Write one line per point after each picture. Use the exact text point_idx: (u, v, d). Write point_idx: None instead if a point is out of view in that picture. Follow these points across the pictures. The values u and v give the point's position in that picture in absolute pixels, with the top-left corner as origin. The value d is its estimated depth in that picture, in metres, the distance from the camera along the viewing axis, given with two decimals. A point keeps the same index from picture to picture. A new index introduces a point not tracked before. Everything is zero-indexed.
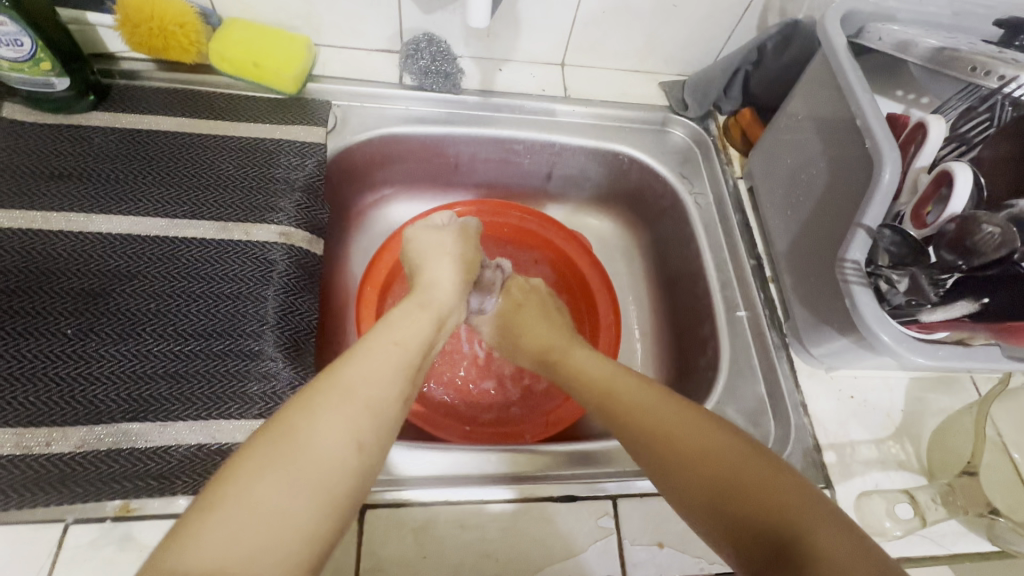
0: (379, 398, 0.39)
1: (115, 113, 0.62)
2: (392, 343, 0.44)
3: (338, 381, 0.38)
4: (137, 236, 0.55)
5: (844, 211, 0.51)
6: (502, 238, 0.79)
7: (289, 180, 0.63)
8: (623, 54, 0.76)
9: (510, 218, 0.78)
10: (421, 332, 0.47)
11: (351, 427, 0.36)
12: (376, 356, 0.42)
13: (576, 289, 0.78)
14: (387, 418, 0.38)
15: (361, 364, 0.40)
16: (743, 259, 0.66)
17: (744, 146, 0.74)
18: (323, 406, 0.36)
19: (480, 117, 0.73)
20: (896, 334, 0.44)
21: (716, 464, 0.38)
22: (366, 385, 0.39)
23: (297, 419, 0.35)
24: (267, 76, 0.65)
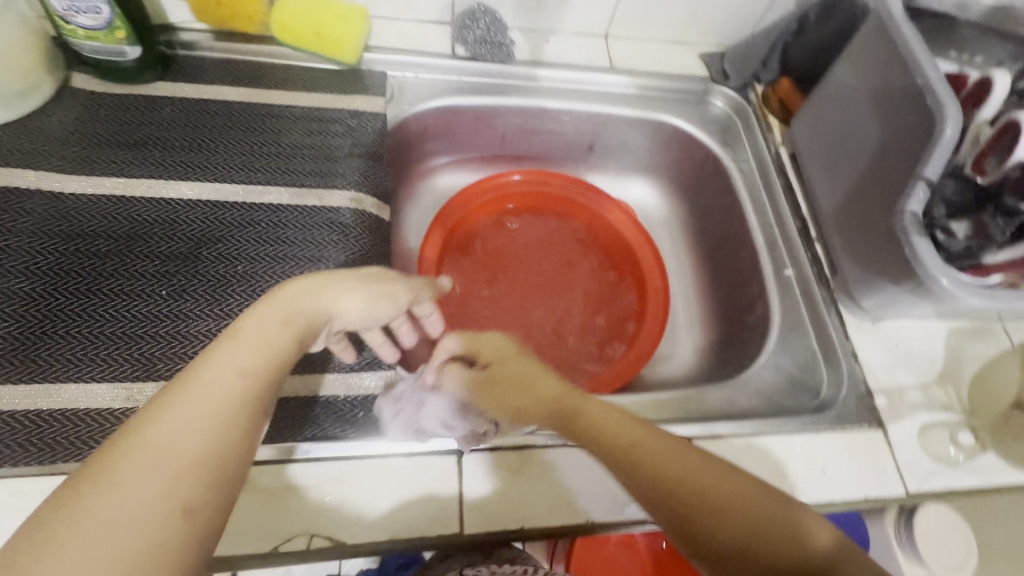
0: (202, 449, 0.32)
1: (181, 84, 0.63)
2: (236, 373, 0.35)
3: (149, 440, 0.31)
4: (217, 202, 0.57)
5: (898, 167, 0.55)
6: (547, 207, 0.82)
7: (356, 148, 0.64)
8: (665, 25, 0.78)
9: (555, 186, 0.80)
10: (274, 350, 0.38)
11: (159, 497, 0.29)
12: (201, 396, 0.33)
13: (621, 255, 0.81)
14: (223, 471, 0.32)
15: (179, 411, 0.32)
16: (789, 220, 0.69)
17: (784, 114, 0.77)
18: (122, 474, 0.29)
19: (529, 88, 0.74)
20: (955, 277, 0.47)
21: (731, 506, 0.37)
22: (185, 440, 0.31)
23: (88, 498, 0.28)
24: (327, 47, 0.66)
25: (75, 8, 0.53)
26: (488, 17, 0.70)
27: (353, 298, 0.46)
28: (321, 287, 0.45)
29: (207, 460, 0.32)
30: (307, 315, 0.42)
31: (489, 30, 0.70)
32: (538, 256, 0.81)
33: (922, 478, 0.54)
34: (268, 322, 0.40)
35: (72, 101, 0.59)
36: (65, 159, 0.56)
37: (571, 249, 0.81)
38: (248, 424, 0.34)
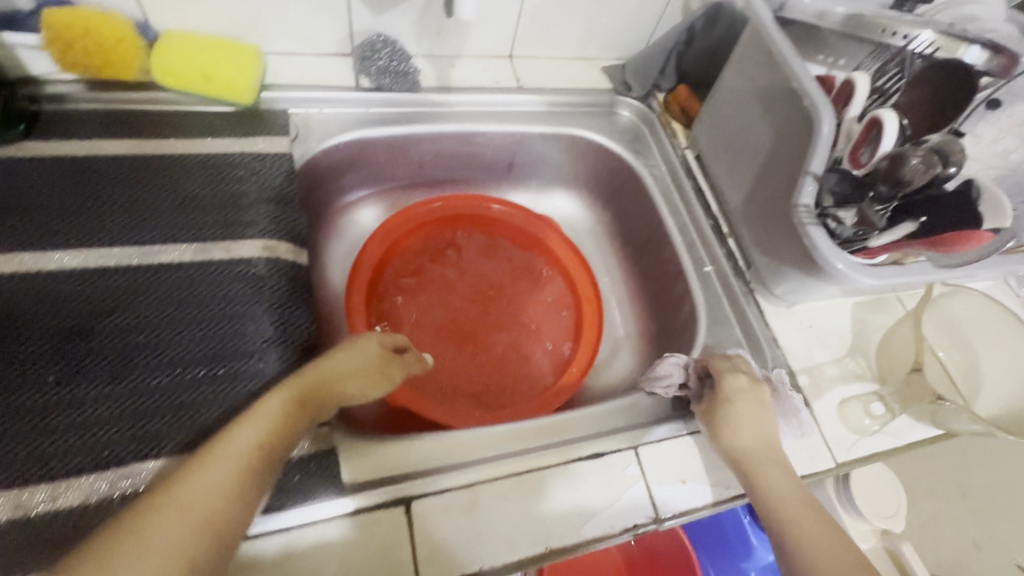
0: (218, 510, 0.36)
1: (51, 141, 0.57)
2: (254, 447, 0.40)
3: (178, 500, 0.35)
4: (105, 268, 0.51)
5: (788, 164, 0.59)
6: (477, 228, 0.81)
7: (260, 193, 0.60)
8: (566, 43, 0.80)
9: (483, 209, 0.80)
10: (286, 427, 0.43)
11: (184, 551, 0.32)
12: (224, 467, 0.38)
13: (553, 269, 0.81)
14: (233, 538, 0.36)
15: (204, 476, 0.36)
16: (702, 220, 0.73)
17: (685, 118, 0.81)
18: (154, 529, 0.32)
19: (439, 114, 0.74)
20: (848, 262, 0.51)
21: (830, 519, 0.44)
22: (202, 502, 0.35)
23: (120, 547, 0.31)
24: (217, 89, 0.62)
25: None
26: (385, 44, 0.70)
27: (360, 382, 0.50)
28: (331, 372, 0.48)
29: (221, 520, 0.35)
30: (316, 395, 0.46)
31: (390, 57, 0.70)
32: (472, 279, 0.80)
33: (848, 447, 0.59)
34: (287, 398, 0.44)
35: None
36: None
37: (504, 268, 0.81)
38: (258, 495, 0.39)
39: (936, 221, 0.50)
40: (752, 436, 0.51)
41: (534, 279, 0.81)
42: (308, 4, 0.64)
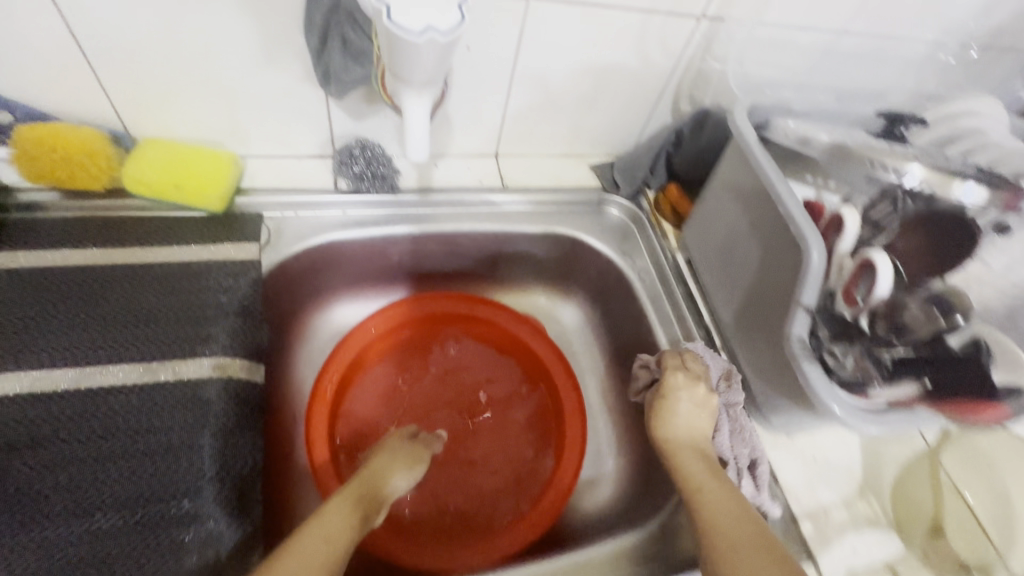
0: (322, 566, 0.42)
1: (10, 252, 0.56)
2: (325, 538, 0.45)
3: None
4: (40, 395, 0.49)
5: (778, 289, 0.54)
6: (465, 328, 0.78)
7: (221, 304, 0.58)
8: (553, 142, 0.79)
9: (473, 311, 0.76)
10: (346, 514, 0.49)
11: None
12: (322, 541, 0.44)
13: (538, 375, 0.76)
14: None
15: (303, 545, 0.43)
16: (693, 331, 0.68)
17: (676, 219, 0.78)
18: None
19: (419, 215, 0.72)
20: (844, 404, 0.46)
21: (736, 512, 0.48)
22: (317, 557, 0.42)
23: None
24: (188, 196, 0.61)
25: None
26: (368, 145, 0.68)
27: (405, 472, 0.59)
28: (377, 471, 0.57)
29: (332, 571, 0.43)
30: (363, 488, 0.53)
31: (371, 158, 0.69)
32: (453, 382, 0.76)
33: None
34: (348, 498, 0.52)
35: None
36: None
37: (488, 372, 0.77)
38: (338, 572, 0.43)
39: (942, 379, 0.45)
40: (686, 429, 0.56)
41: (519, 383, 0.77)
42: (287, 112, 0.64)
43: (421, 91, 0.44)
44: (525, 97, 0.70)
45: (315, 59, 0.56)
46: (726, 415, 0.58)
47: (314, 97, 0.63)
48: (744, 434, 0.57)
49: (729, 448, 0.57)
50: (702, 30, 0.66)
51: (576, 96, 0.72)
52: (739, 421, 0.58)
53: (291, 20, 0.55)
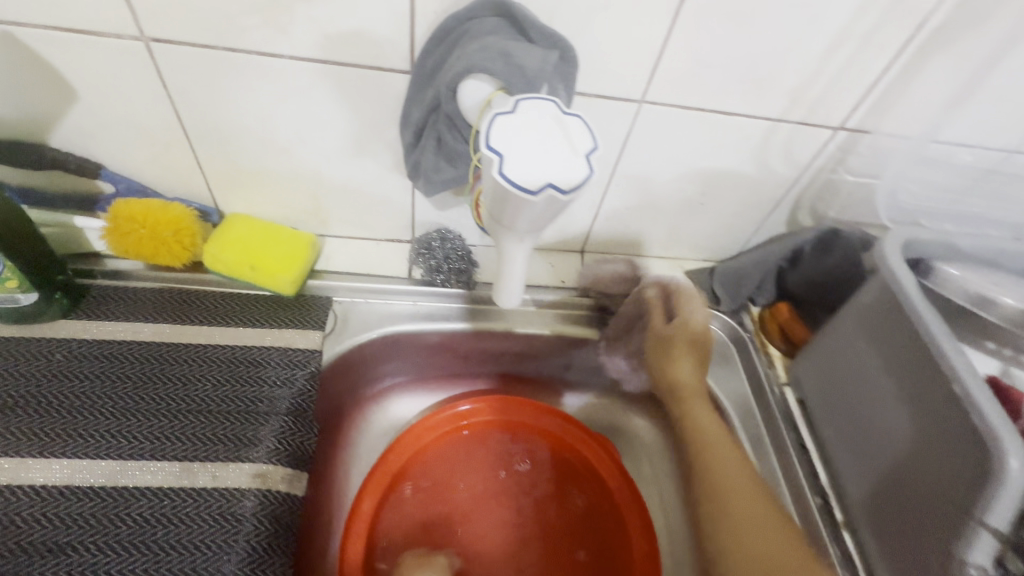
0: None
1: (86, 321, 0.55)
2: None
3: None
4: (79, 489, 0.46)
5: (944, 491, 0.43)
6: (526, 438, 0.70)
7: (274, 399, 0.54)
8: (647, 244, 0.71)
9: (536, 420, 0.69)
10: None
11: None
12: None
13: (603, 505, 0.67)
14: None
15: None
16: (807, 496, 0.56)
17: (786, 345, 0.66)
18: None
19: (494, 313, 0.66)
20: None
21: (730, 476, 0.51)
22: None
23: None
24: (263, 277, 0.59)
25: None
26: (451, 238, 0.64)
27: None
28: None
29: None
30: None
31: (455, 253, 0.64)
32: (507, 500, 0.68)
33: None
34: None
35: None
36: None
37: (546, 493, 0.68)
38: None
39: None
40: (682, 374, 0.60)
41: (580, 513, 0.67)
42: (372, 197, 0.62)
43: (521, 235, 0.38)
44: (622, 197, 0.64)
45: (407, 154, 0.53)
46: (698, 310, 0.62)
47: (401, 186, 0.60)
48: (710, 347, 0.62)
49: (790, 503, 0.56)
50: (838, 141, 0.58)
51: (680, 200, 0.65)
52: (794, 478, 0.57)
53: (388, 114, 0.53)
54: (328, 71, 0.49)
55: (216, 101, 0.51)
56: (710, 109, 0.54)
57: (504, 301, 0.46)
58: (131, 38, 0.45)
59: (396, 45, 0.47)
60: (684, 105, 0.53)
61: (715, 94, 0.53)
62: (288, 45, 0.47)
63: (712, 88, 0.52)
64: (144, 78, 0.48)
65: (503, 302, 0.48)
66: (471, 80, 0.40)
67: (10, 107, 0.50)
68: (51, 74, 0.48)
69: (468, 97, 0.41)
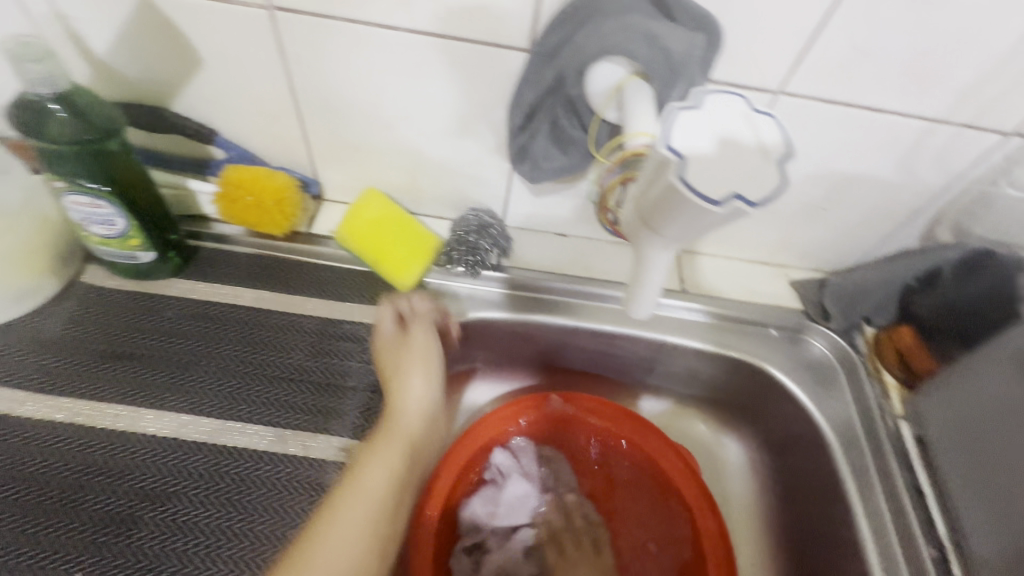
0: (382, 504, 0.46)
1: (194, 282, 0.58)
2: (428, 390, 0.54)
3: (356, 485, 0.45)
4: (183, 443, 0.49)
5: None
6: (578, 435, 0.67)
7: (361, 376, 0.55)
8: (753, 245, 0.65)
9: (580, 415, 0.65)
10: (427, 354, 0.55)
11: (383, 475, 0.47)
12: (401, 439, 0.50)
13: (669, 504, 0.64)
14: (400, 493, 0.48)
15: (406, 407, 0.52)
16: (920, 546, 0.50)
17: (906, 373, 0.59)
18: (360, 475, 0.46)
19: (579, 307, 0.64)
20: None
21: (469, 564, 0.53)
22: (370, 505, 0.45)
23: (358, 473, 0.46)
24: (416, 236, 0.60)
25: (90, 219, 0.49)
26: (472, 218, 0.62)
27: (419, 367, 0.54)
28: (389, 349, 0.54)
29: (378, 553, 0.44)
30: (412, 433, 0.51)
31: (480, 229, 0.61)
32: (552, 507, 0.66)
33: None
34: (393, 453, 0.49)
35: (74, 297, 0.55)
36: (37, 375, 0.50)
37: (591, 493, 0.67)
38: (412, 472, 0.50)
39: None
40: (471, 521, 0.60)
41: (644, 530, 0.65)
42: (468, 178, 0.60)
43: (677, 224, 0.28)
44: None
45: (514, 137, 0.50)
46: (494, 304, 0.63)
47: (500, 168, 0.58)
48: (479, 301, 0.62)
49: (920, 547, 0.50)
50: (1007, 148, 0.50)
51: (800, 203, 0.59)
52: (914, 525, 0.51)
53: (497, 92, 0.50)
54: (442, 47, 0.47)
55: (331, 72, 0.50)
56: (858, 107, 0.48)
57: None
58: (256, 5, 0.45)
59: (516, 20, 0.44)
60: (826, 99, 0.47)
61: (866, 88, 0.46)
62: (406, 18, 0.45)
63: (866, 81, 0.46)
64: (264, 48, 0.49)
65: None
66: (604, 63, 0.38)
67: (139, 72, 0.52)
68: (180, 42, 0.49)
69: (598, 81, 0.38)
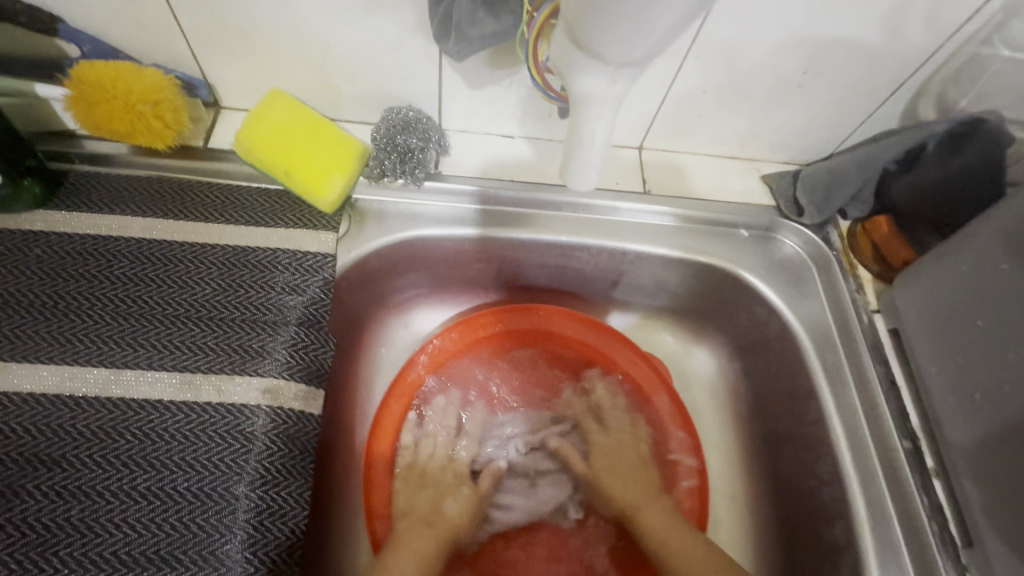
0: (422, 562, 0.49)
1: (67, 212, 0.48)
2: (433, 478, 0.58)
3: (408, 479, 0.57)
4: (70, 399, 0.41)
5: None
6: (542, 349, 0.63)
7: (283, 309, 0.47)
8: (720, 138, 0.59)
9: (546, 325, 0.61)
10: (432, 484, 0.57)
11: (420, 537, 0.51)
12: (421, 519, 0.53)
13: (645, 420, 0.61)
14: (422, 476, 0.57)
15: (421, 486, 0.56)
16: (894, 438, 0.48)
17: (881, 267, 0.55)
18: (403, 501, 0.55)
19: (533, 218, 0.57)
20: None
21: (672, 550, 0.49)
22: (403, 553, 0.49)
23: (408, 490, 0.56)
24: (336, 143, 0.50)
25: None
26: (394, 115, 0.52)
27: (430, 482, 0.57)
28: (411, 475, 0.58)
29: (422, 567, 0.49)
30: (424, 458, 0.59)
31: (405, 129, 0.52)
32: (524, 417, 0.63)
33: None
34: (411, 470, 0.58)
35: None
36: None
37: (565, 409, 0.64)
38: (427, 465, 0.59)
39: None
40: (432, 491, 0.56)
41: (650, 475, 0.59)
42: (388, 69, 0.50)
43: (616, 77, 0.31)
44: (698, 75, 0.51)
45: (434, 2, 0.40)
46: (435, 221, 0.55)
47: (426, 53, 0.48)
48: (417, 219, 0.55)
49: (894, 440, 0.48)
50: None
51: (774, 80, 0.52)
52: (888, 419, 0.49)
53: None
54: None
55: None
56: None
57: (579, 179, 0.38)
58: None
59: None
60: None
61: None
62: None
63: None
64: None
65: (572, 183, 0.40)
66: None
67: None
68: None
69: None
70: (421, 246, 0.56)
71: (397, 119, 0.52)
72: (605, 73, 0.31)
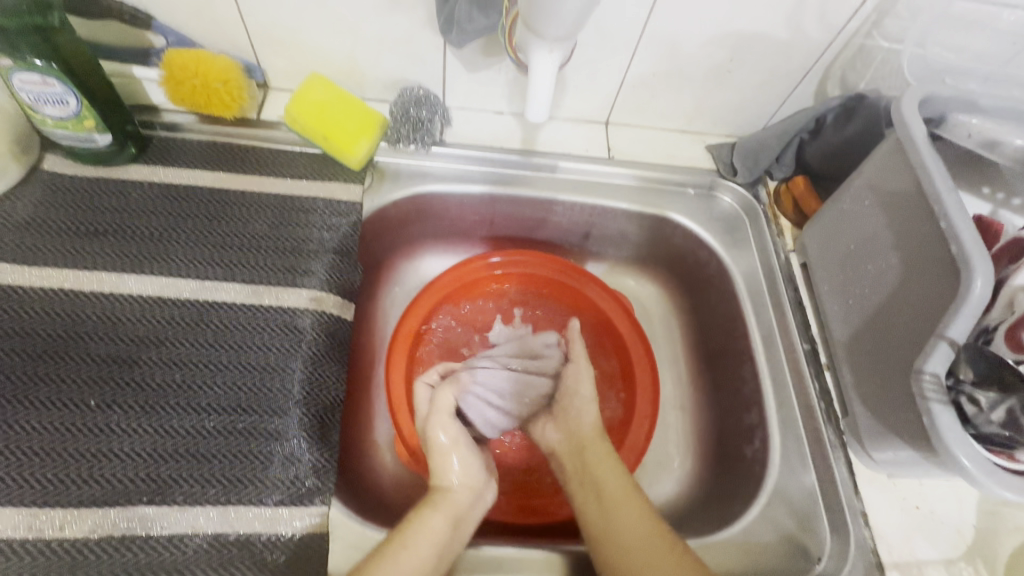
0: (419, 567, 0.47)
1: (155, 167, 0.62)
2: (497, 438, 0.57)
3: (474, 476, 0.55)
4: (168, 299, 0.55)
5: (914, 331, 0.47)
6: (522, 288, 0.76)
7: (321, 240, 0.61)
8: (671, 114, 0.72)
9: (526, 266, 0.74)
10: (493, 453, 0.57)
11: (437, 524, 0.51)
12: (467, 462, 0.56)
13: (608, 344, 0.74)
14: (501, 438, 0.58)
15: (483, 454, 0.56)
16: (797, 343, 0.62)
17: (797, 216, 0.69)
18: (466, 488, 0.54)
19: (519, 177, 0.70)
20: (975, 457, 0.41)
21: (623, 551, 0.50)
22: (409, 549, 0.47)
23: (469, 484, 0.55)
24: (365, 115, 0.64)
25: (42, 99, 0.52)
26: (409, 93, 0.66)
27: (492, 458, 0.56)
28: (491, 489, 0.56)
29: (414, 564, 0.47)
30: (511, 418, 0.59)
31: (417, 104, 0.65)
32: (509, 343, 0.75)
33: None
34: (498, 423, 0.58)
35: (38, 185, 0.58)
36: (15, 250, 0.54)
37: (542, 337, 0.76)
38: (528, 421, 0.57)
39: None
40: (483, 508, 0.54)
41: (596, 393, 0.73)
42: (403, 57, 0.64)
43: (553, 48, 0.45)
44: (647, 61, 0.65)
45: (440, 5, 0.54)
46: (439, 178, 0.68)
47: (433, 43, 0.62)
48: (426, 177, 0.68)
49: (797, 346, 0.62)
50: None
51: (708, 66, 0.65)
52: (794, 330, 0.62)
53: None
54: None
55: None
56: None
57: (531, 114, 0.50)
58: None
59: None
60: None
61: None
62: None
63: None
64: None
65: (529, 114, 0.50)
66: None
67: None
68: None
69: None
70: (429, 199, 0.69)
71: (411, 97, 0.66)
72: (545, 45, 0.45)
